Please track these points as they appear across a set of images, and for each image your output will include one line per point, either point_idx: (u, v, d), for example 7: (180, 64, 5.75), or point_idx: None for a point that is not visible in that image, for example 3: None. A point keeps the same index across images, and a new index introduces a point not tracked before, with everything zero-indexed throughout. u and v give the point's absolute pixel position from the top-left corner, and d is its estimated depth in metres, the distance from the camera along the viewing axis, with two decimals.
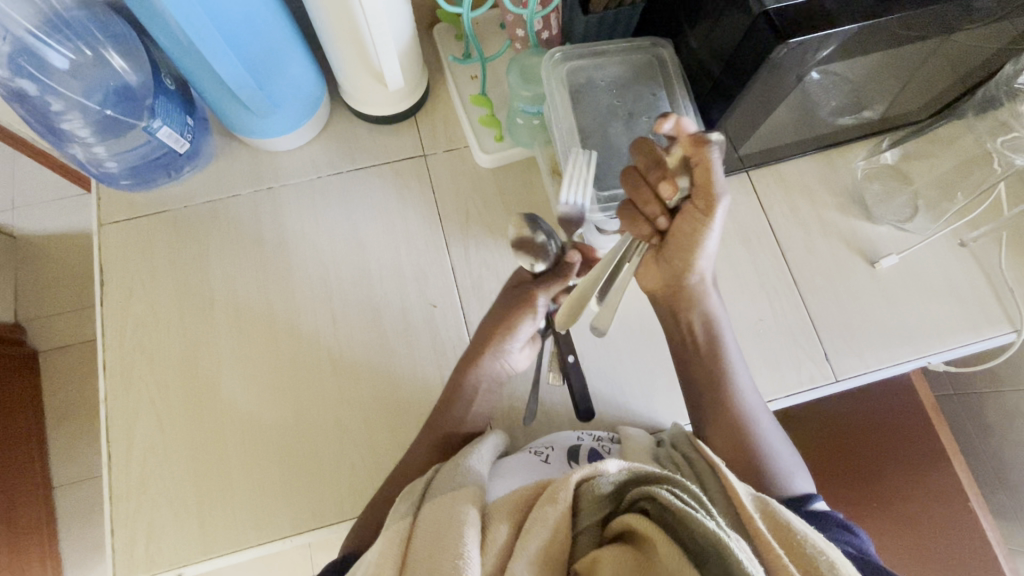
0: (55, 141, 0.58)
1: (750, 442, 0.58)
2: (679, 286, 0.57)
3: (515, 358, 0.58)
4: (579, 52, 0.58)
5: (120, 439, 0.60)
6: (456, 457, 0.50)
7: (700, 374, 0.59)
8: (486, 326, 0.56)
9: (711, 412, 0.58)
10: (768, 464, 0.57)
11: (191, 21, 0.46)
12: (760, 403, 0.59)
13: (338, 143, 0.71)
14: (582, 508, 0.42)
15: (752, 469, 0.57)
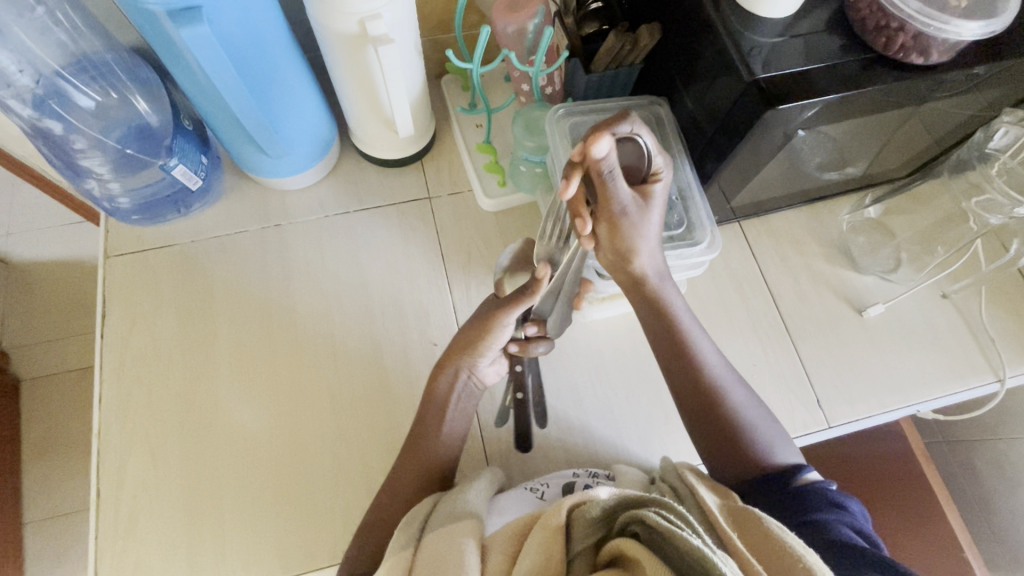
0: (73, 176, 0.60)
1: (727, 416, 0.52)
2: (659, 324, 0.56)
3: (484, 371, 0.58)
4: (582, 107, 0.60)
5: (111, 477, 0.59)
6: (455, 492, 0.50)
7: (667, 355, 0.55)
8: (466, 332, 0.57)
9: (684, 398, 0.54)
10: (748, 437, 0.51)
11: (218, 67, 0.49)
12: (732, 375, 0.54)
13: (346, 183, 0.73)
14: (574, 535, 0.42)
15: (731, 451, 0.51)
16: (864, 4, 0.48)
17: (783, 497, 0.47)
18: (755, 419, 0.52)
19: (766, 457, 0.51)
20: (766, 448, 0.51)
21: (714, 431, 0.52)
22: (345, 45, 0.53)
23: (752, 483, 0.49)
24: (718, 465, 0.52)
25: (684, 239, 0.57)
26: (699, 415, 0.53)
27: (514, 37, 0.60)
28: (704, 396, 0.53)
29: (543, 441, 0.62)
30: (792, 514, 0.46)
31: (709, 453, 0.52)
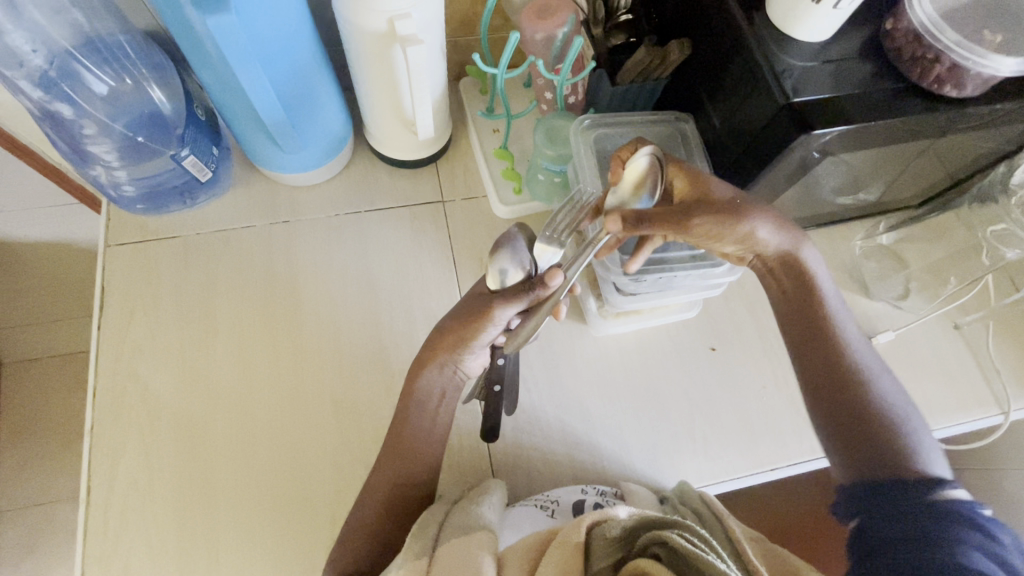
0: (78, 162, 0.58)
1: (863, 398, 0.46)
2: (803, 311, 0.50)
3: (472, 364, 0.54)
4: (608, 119, 0.59)
5: (103, 474, 0.57)
6: (467, 504, 0.49)
7: (798, 330, 0.50)
8: (448, 325, 0.52)
9: (810, 372, 0.49)
10: (887, 426, 0.44)
11: (240, 59, 0.47)
12: (877, 361, 0.48)
13: (358, 183, 0.72)
14: (593, 555, 0.41)
15: (865, 437, 0.44)
16: (901, 33, 0.48)
17: (908, 513, 0.39)
18: (899, 418, 0.45)
19: (910, 461, 0.42)
20: (912, 451, 0.43)
21: (845, 413, 0.46)
22: (373, 43, 0.52)
23: (875, 482, 0.42)
24: (844, 458, 0.45)
25: (705, 258, 0.53)
26: (829, 400, 0.47)
27: (542, 44, 0.59)
28: (836, 373, 0.47)
29: (550, 455, 0.61)
30: (912, 534, 0.38)
31: (834, 432, 0.46)
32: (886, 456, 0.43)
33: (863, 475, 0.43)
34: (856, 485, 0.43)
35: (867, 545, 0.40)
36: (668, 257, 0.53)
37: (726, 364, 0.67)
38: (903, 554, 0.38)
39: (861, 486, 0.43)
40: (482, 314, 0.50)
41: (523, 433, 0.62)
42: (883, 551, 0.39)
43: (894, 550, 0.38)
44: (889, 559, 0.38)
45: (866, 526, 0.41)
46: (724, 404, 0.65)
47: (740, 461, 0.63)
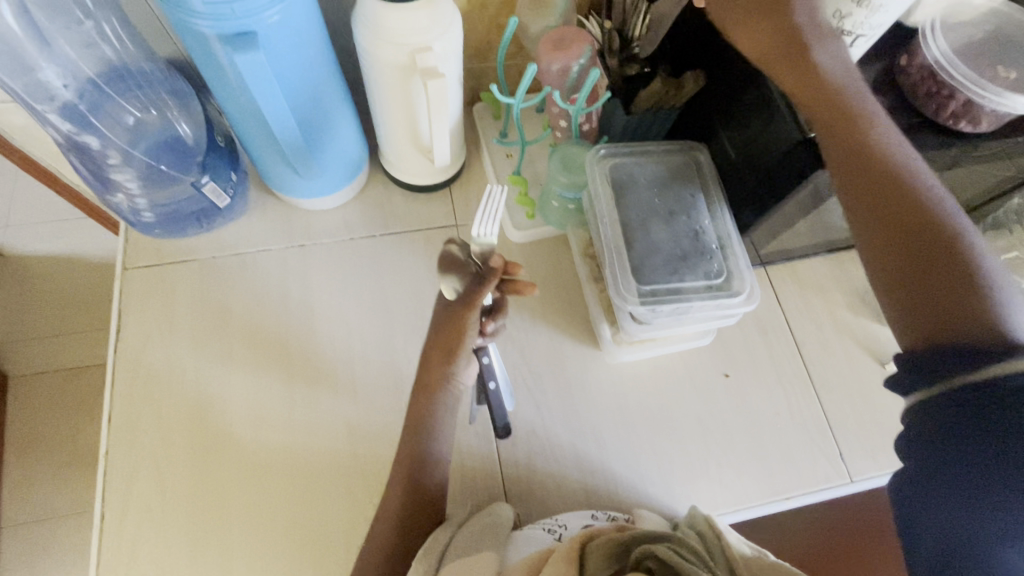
0: (101, 189, 0.58)
1: (930, 234, 0.39)
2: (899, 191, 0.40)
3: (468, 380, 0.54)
4: (623, 149, 0.58)
5: (117, 498, 0.57)
6: (474, 533, 0.51)
7: (862, 183, 0.42)
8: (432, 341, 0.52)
9: (849, 180, 0.43)
10: (978, 290, 0.37)
11: (263, 90, 0.47)
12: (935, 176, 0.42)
13: (373, 206, 0.72)
14: (589, 566, 0.41)
15: (951, 302, 0.37)
16: (915, 68, 0.49)
17: (970, 458, 0.32)
18: (996, 284, 0.37)
19: (999, 323, 0.35)
20: (1005, 317, 0.36)
21: (918, 270, 0.39)
22: (394, 75, 0.53)
23: (942, 403, 0.34)
24: (922, 324, 0.38)
25: (722, 289, 0.52)
26: (904, 284, 0.39)
27: (558, 75, 0.60)
28: (887, 210, 0.41)
29: (563, 481, 0.61)
30: (993, 490, 0.31)
31: (897, 279, 0.40)
32: (978, 323, 0.36)
33: (931, 351, 0.37)
34: (927, 404, 0.35)
35: (967, 510, 0.32)
36: (684, 288, 0.52)
37: (738, 391, 0.67)
38: (1005, 521, 0.31)
39: (928, 409, 0.35)
40: (456, 324, 0.50)
41: (536, 459, 0.62)
42: (1002, 524, 0.31)
43: (994, 512, 0.31)
44: (1002, 530, 0.31)
45: (922, 485, 0.35)
46: (737, 430, 0.65)
47: (755, 489, 0.62)
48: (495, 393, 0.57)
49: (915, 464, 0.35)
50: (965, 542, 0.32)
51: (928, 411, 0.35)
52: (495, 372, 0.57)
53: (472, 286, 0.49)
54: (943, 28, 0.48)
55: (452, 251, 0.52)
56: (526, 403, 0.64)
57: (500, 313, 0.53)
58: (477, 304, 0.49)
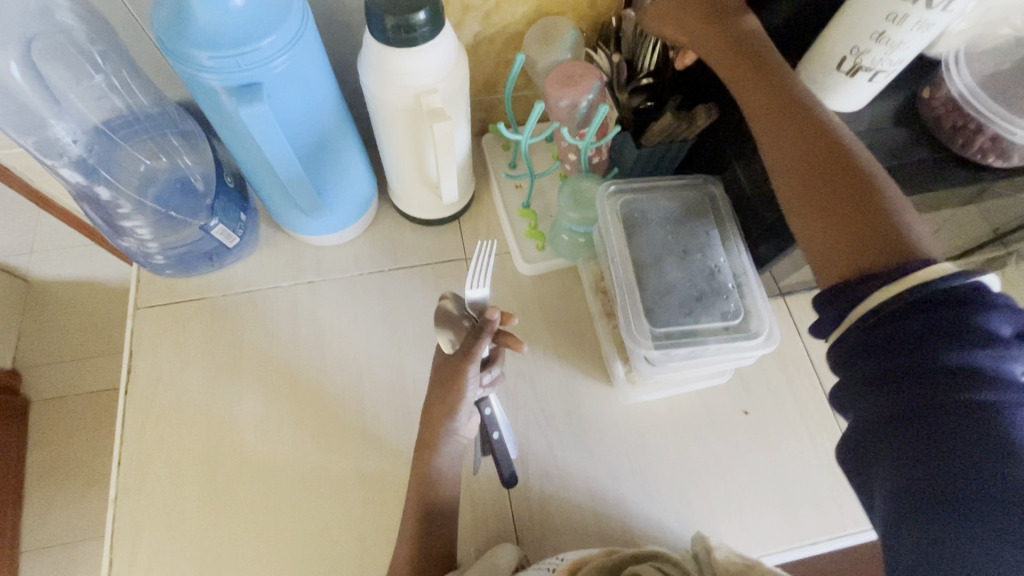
0: (112, 236, 0.58)
1: (826, 171, 0.41)
2: (802, 134, 0.43)
3: (468, 428, 0.55)
4: (635, 184, 0.57)
5: (126, 544, 0.57)
6: None
7: (775, 128, 0.45)
8: (435, 394, 0.53)
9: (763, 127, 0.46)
10: (872, 220, 0.39)
11: (268, 136, 0.47)
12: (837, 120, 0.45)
13: (382, 241, 0.72)
14: None
15: (849, 233, 0.40)
16: (939, 102, 0.47)
17: (900, 396, 0.34)
18: (898, 205, 0.39)
19: (905, 245, 0.38)
20: (907, 236, 0.38)
21: (823, 206, 0.41)
22: (400, 116, 0.52)
23: (864, 335, 0.36)
24: (829, 256, 0.40)
25: (739, 330, 0.51)
26: (817, 219, 0.41)
27: (566, 110, 0.59)
28: (793, 151, 0.43)
29: (578, 525, 0.59)
30: (926, 427, 0.32)
31: (806, 215, 0.42)
32: (889, 247, 0.38)
33: (847, 283, 0.39)
34: (860, 344, 0.37)
35: (905, 453, 0.33)
36: (701, 331, 0.50)
37: (760, 430, 0.64)
38: (944, 458, 0.31)
39: (849, 355, 0.37)
40: (456, 383, 0.52)
41: (551, 503, 0.60)
42: (939, 462, 0.32)
43: (934, 451, 0.32)
44: (941, 468, 0.31)
45: (871, 444, 0.35)
46: (760, 471, 0.62)
47: (779, 534, 0.59)
48: (500, 443, 0.58)
49: (864, 419, 0.36)
50: (910, 493, 0.32)
51: (846, 356, 0.38)
52: (499, 421, 0.58)
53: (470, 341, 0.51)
54: (968, 58, 0.46)
55: (447, 308, 0.56)
56: (539, 442, 0.62)
57: (496, 363, 0.56)
58: (475, 357, 0.51)
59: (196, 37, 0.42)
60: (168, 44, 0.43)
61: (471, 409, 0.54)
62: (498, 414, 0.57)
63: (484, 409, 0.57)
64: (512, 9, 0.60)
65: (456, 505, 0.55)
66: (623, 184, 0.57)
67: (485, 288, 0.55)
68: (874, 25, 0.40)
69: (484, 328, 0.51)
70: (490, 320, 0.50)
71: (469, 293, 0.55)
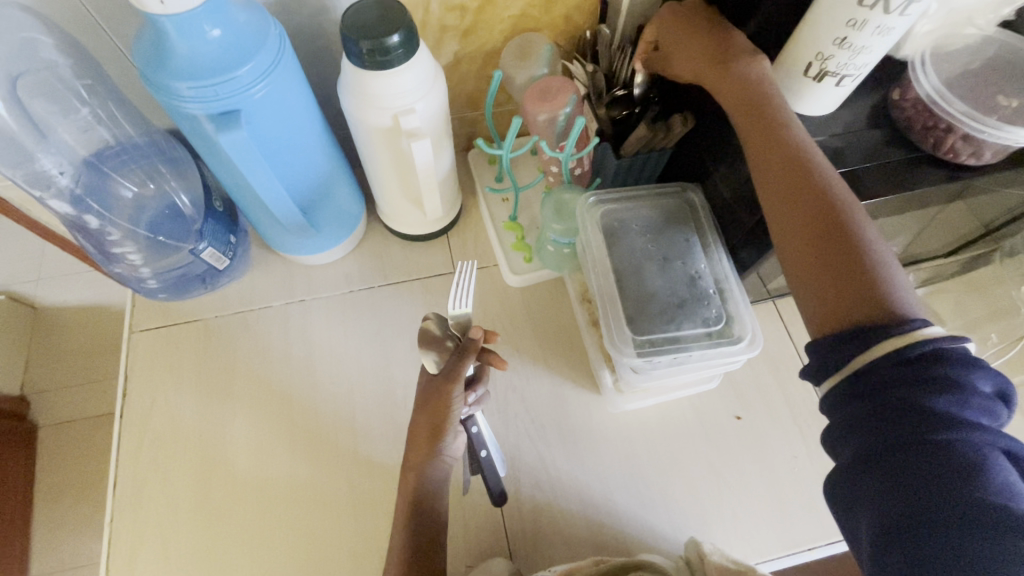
0: (104, 262, 0.60)
1: (819, 219, 0.39)
2: (797, 179, 0.41)
3: (456, 445, 0.55)
4: (614, 195, 0.57)
5: (122, 567, 0.57)
6: None
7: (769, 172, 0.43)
8: (424, 409, 0.54)
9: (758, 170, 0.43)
10: (866, 274, 0.37)
11: (250, 161, 0.48)
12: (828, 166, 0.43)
13: (372, 258, 0.73)
14: None
15: (843, 288, 0.37)
16: (908, 103, 0.47)
17: (886, 441, 0.33)
18: (884, 258, 0.38)
19: (896, 303, 0.36)
20: (898, 294, 0.36)
21: (815, 257, 0.39)
22: (379, 137, 0.54)
23: (857, 381, 0.34)
24: (820, 308, 0.38)
25: (722, 335, 0.51)
26: (807, 268, 0.39)
27: (545, 124, 0.60)
28: (787, 196, 0.41)
29: (570, 535, 0.59)
30: (910, 470, 0.31)
31: (797, 264, 0.40)
32: (870, 303, 0.36)
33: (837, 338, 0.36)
34: (849, 389, 0.35)
35: (888, 496, 0.32)
36: (683, 337, 0.50)
37: (753, 435, 0.64)
38: (922, 501, 0.31)
39: (837, 393, 0.36)
40: (440, 399, 0.53)
41: (544, 515, 0.60)
42: (920, 504, 0.31)
43: (916, 495, 0.31)
44: (925, 508, 0.31)
45: (850, 486, 0.34)
46: (754, 477, 0.62)
47: (774, 540, 0.59)
48: (487, 462, 0.58)
49: (847, 460, 0.35)
50: (890, 534, 0.31)
51: (836, 399, 0.36)
52: (485, 438, 0.58)
53: (453, 362, 0.53)
54: (933, 60, 0.47)
55: (430, 328, 0.57)
56: (531, 454, 0.62)
57: (481, 382, 0.57)
58: (459, 377, 0.52)
59: (177, 69, 0.43)
60: (150, 77, 0.44)
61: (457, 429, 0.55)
62: (485, 432, 0.58)
63: (471, 428, 0.57)
64: (490, 27, 0.62)
65: (447, 519, 0.55)
66: (604, 194, 0.57)
67: (468, 306, 0.57)
68: (835, 31, 0.41)
69: (468, 349, 0.53)
70: (474, 339, 0.52)
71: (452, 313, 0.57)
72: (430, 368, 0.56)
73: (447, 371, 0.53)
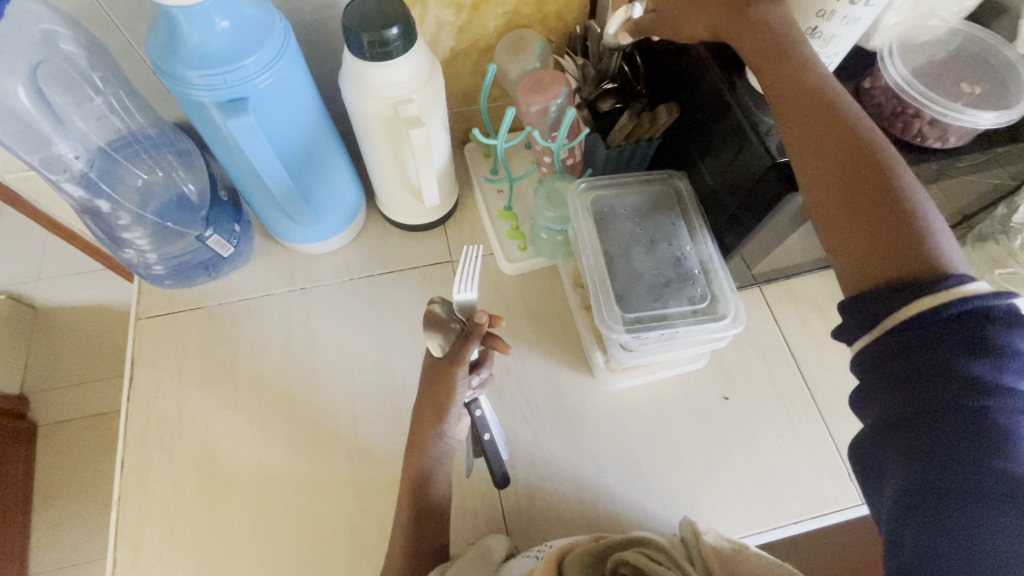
0: (113, 247, 0.62)
1: (856, 171, 0.38)
2: (828, 130, 0.40)
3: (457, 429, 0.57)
4: (603, 181, 0.60)
5: (129, 544, 0.59)
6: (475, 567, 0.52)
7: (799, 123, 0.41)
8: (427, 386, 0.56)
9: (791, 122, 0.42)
10: (902, 228, 0.35)
11: (256, 147, 0.50)
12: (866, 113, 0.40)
13: (371, 248, 0.75)
14: None
15: (878, 242, 0.36)
16: (878, 91, 0.50)
17: (918, 405, 0.32)
18: (924, 211, 0.36)
19: (935, 259, 0.34)
20: (939, 249, 0.34)
21: (851, 211, 0.37)
22: (379, 126, 0.56)
23: (888, 345, 0.34)
24: (853, 262, 0.37)
25: (707, 313, 0.53)
26: (840, 222, 0.38)
27: (537, 115, 0.63)
28: (820, 149, 0.40)
29: (564, 511, 0.61)
30: (934, 434, 0.32)
31: (829, 218, 0.39)
32: (905, 258, 0.35)
33: (870, 292, 0.36)
34: (878, 350, 0.34)
35: (915, 458, 0.32)
36: (669, 314, 0.53)
37: (740, 415, 0.66)
38: (950, 464, 0.31)
39: (867, 353, 0.35)
40: (438, 377, 0.55)
41: (538, 492, 0.62)
42: (946, 467, 0.31)
43: (943, 458, 0.31)
44: (946, 470, 0.31)
45: (877, 444, 0.35)
46: (741, 455, 0.64)
47: (761, 515, 0.61)
48: (489, 445, 0.60)
49: (874, 420, 0.35)
50: (912, 494, 0.32)
51: (867, 361, 0.35)
52: (488, 422, 0.60)
53: (459, 346, 0.53)
54: (901, 50, 0.50)
55: (434, 311, 0.56)
56: (526, 434, 0.65)
57: (485, 366, 0.57)
58: (463, 361, 0.53)
59: (188, 58, 0.46)
60: (162, 65, 0.47)
61: (461, 411, 0.56)
62: (488, 415, 0.60)
63: (475, 410, 0.59)
64: (484, 24, 0.64)
65: (445, 494, 0.57)
66: (592, 180, 0.60)
67: (472, 291, 0.57)
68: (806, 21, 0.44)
69: (473, 334, 0.52)
70: (480, 324, 0.51)
71: (457, 297, 0.56)
72: (434, 351, 0.56)
73: (454, 356, 0.53)
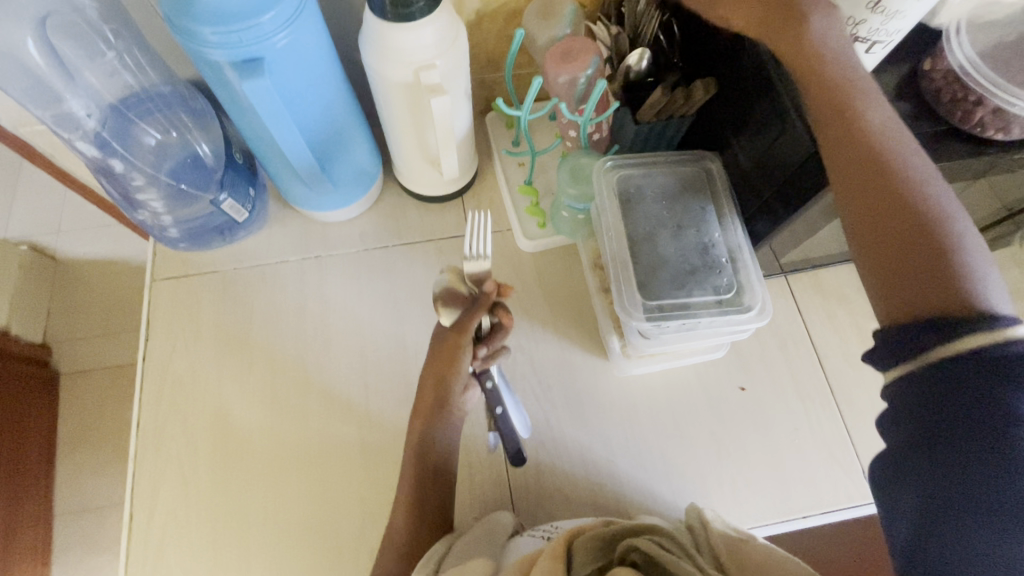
0: (128, 208, 0.61)
1: (894, 207, 0.39)
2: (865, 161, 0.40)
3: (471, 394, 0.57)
4: (631, 159, 0.57)
5: (145, 499, 0.61)
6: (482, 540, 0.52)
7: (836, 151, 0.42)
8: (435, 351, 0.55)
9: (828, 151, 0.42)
10: (943, 267, 0.36)
11: (271, 111, 0.48)
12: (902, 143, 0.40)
13: (386, 218, 0.73)
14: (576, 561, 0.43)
15: (915, 280, 0.37)
16: (939, 74, 0.46)
17: (949, 432, 0.33)
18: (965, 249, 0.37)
19: (975, 300, 0.35)
20: (979, 291, 0.35)
21: (888, 248, 0.39)
22: (399, 92, 0.54)
23: (925, 372, 0.34)
24: (890, 298, 0.38)
25: (732, 304, 0.51)
26: (878, 260, 0.39)
27: (565, 86, 0.59)
28: (859, 182, 0.40)
29: (571, 491, 0.61)
30: (962, 469, 0.32)
31: (867, 253, 0.40)
32: (946, 297, 0.35)
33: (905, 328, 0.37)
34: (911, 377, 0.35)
35: (938, 484, 0.33)
36: (693, 304, 0.51)
37: (756, 406, 0.65)
38: (975, 494, 0.32)
39: (900, 379, 0.36)
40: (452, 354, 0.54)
41: (545, 472, 0.62)
42: (971, 495, 0.32)
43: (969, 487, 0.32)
44: (965, 499, 0.32)
45: (900, 465, 0.35)
46: (753, 446, 0.63)
47: (769, 506, 0.61)
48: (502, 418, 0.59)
49: (899, 441, 0.36)
50: (932, 517, 0.33)
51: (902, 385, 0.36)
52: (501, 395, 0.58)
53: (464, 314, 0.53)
54: (968, 30, 0.46)
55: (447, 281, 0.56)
56: (536, 413, 0.64)
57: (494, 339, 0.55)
58: (467, 328, 0.52)
59: (199, 13, 0.43)
60: (173, 20, 0.44)
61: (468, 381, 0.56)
62: (501, 388, 0.58)
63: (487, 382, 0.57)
64: None
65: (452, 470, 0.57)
66: (620, 159, 0.57)
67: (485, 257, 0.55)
68: None
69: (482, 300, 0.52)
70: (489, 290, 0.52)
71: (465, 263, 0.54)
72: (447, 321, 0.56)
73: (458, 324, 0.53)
